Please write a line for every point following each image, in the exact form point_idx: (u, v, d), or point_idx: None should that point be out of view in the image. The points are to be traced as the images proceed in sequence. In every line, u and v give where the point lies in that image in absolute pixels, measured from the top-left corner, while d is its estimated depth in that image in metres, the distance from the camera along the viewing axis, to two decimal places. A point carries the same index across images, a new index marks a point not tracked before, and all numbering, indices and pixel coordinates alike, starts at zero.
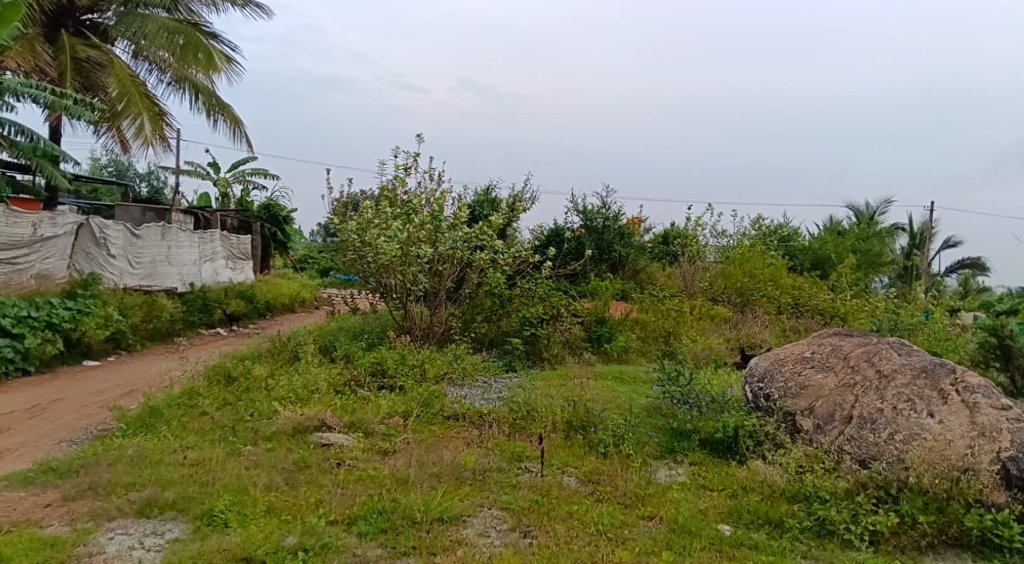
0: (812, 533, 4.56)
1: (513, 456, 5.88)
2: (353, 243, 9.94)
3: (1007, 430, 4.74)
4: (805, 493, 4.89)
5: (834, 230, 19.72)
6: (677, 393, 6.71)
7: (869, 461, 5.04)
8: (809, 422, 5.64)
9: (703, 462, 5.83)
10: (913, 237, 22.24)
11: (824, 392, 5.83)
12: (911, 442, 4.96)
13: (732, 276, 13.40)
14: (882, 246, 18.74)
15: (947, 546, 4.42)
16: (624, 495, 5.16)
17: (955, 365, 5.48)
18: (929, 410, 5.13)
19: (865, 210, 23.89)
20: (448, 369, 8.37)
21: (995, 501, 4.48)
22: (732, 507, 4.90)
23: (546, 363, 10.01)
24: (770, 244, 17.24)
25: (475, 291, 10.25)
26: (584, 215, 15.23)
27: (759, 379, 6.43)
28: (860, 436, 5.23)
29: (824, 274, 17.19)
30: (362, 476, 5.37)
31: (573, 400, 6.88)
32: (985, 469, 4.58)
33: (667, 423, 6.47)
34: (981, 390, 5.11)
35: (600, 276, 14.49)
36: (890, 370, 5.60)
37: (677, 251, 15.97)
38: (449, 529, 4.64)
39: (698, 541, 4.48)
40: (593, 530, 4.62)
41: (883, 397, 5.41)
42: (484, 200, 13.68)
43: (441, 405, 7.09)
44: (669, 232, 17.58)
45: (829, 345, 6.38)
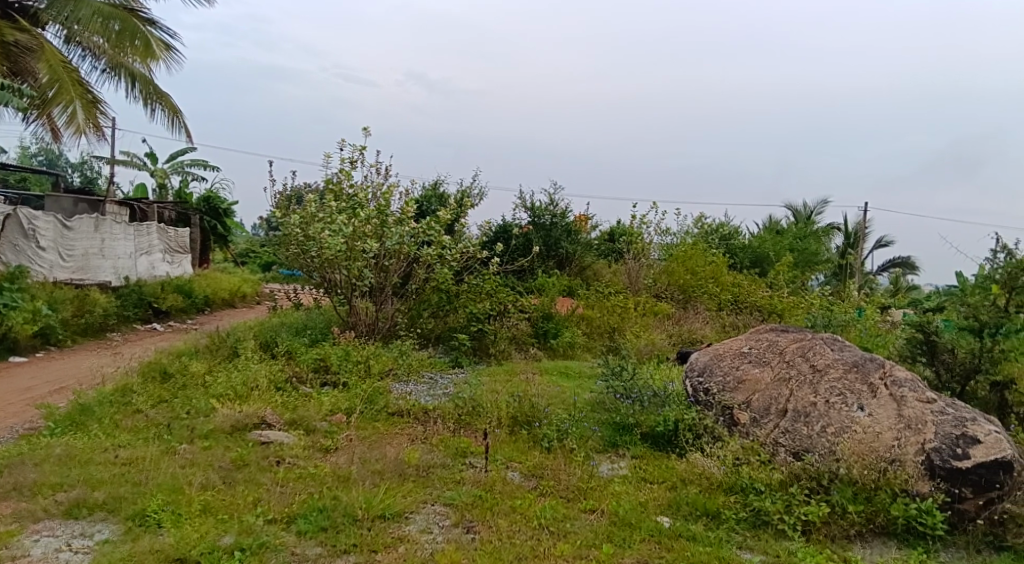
0: (748, 524, 4.69)
1: (457, 452, 5.87)
2: (297, 237, 9.78)
3: (931, 422, 4.92)
4: (741, 484, 5.01)
5: (773, 229, 20.25)
6: (620, 387, 6.80)
7: (802, 453, 5.19)
8: (746, 416, 5.78)
9: (644, 455, 5.93)
10: (847, 236, 22.98)
11: (760, 386, 5.98)
12: (842, 434, 5.12)
13: (675, 273, 13.72)
14: (818, 245, 19.32)
15: (874, 534, 4.58)
16: (567, 489, 5.20)
17: (884, 360, 5.71)
18: (859, 403, 5.31)
19: (803, 209, 24.58)
20: (393, 365, 8.29)
21: (919, 491, 4.63)
22: (672, 499, 5.00)
23: (492, 358, 9.95)
24: (712, 242, 17.60)
25: (422, 287, 10.24)
26: (532, 212, 15.28)
27: (699, 373, 6.53)
28: (794, 428, 5.38)
29: (763, 272, 17.63)
30: (303, 474, 5.28)
31: (518, 395, 6.90)
32: (910, 459, 4.74)
33: (611, 417, 6.55)
34: (908, 384, 5.33)
35: (547, 272, 14.56)
36: (823, 365, 5.80)
37: (623, 248, 16.17)
38: (390, 527, 4.60)
39: (638, 533, 4.55)
40: (535, 524, 4.65)
41: (816, 390, 5.59)
42: (431, 194, 13.60)
43: (385, 401, 7.02)
44: (615, 229, 17.77)
45: (766, 341, 6.58)
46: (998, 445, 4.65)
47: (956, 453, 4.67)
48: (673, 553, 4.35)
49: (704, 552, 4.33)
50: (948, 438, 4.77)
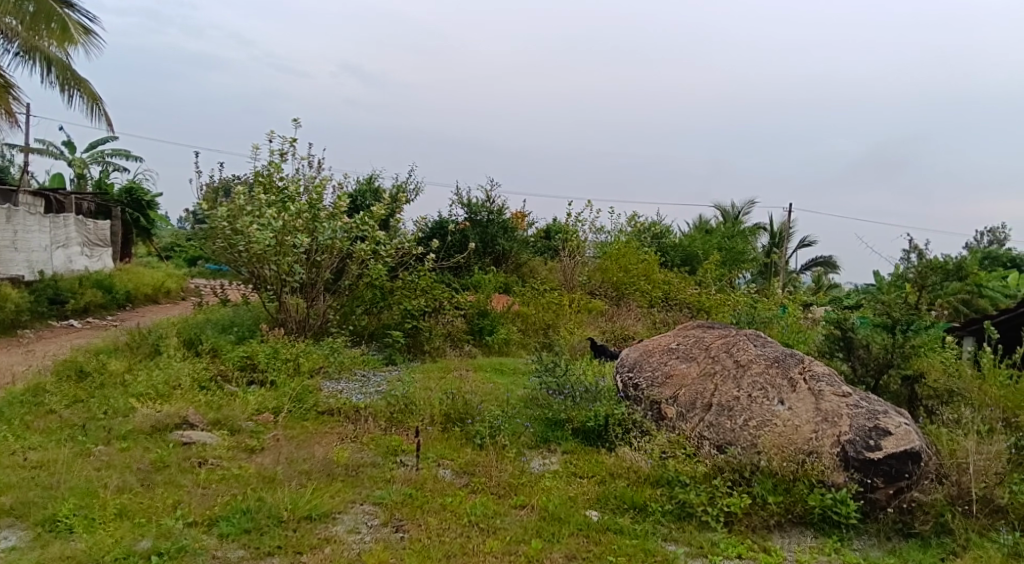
0: (673, 516, 4.80)
1: (388, 450, 5.81)
2: (223, 231, 9.48)
3: (846, 415, 5.12)
4: (667, 477, 5.12)
5: (702, 229, 20.74)
6: (553, 383, 6.86)
7: (726, 447, 5.34)
8: (673, 410, 5.93)
9: (575, 450, 5.99)
10: (773, 236, 23.74)
11: (687, 381, 6.14)
12: (763, 427, 5.28)
13: (609, 271, 13.92)
14: (746, 244, 19.90)
15: (792, 524, 4.74)
16: (498, 485, 5.21)
17: (804, 356, 5.91)
18: (780, 398, 5.49)
19: (731, 210, 25.27)
20: (324, 363, 8.16)
21: (834, 481, 4.80)
22: (601, 493, 5.07)
23: (426, 356, 9.88)
24: (644, 241, 17.91)
25: (355, 284, 10.09)
26: (469, 208, 15.23)
27: (629, 369, 6.78)
28: (718, 422, 5.53)
29: (693, 270, 18.06)
30: (226, 475, 5.14)
31: (451, 392, 6.87)
32: (827, 451, 4.92)
33: (543, 413, 6.60)
34: (825, 379, 5.54)
35: (483, 269, 14.53)
36: (746, 361, 5.97)
37: (558, 245, 16.30)
38: (317, 527, 4.51)
39: (566, 528, 4.59)
40: (465, 521, 4.63)
41: (740, 385, 5.75)
42: (366, 189, 13.41)
43: (315, 400, 6.90)
44: (551, 227, 17.88)
45: (692, 337, 6.77)
46: (907, 437, 4.86)
47: (869, 445, 4.85)
48: (600, 546, 4.40)
49: (630, 545, 4.40)
50: (862, 430, 4.96)
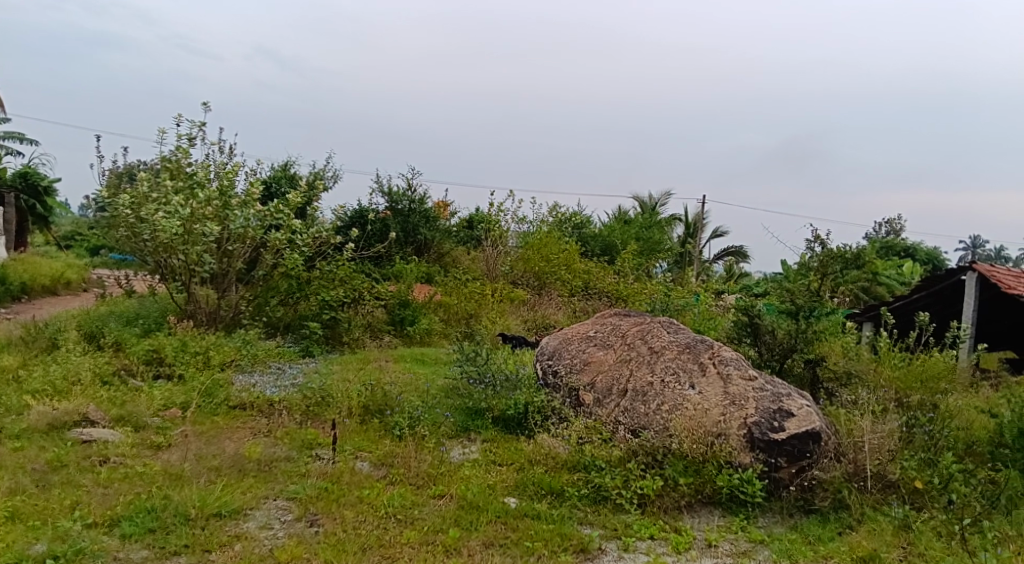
0: (589, 500, 4.89)
1: (303, 444, 5.69)
2: (126, 219, 9.03)
3: (752, 398, 5.31)
4: (583, 463, 5.22)
5: (621, 219, 21.15)
6: (474, 372, 6.85)
7: (639, 430, 5.47)
8: (591, 396, 6.07)
9: (495, 439, 6.02)
10: (688, 226, 24.43)
11: (603, 367, 6.31)
12: (675, 411, 5.44)
13: (531, 261, 14.02)
14: (662, 235, 20.41)
15: (702, 504, 4.91)
16: (417, 476, 5.18)
17: (714, 341, 6.12)
18: (691, 382, 5.67)
19: (648, 200, 25.83)
20: (237, 355, 7.91)
21: (741, 461, 4.99)
22: (519, 480, 5.11)
23: (345, 347, 9.67)
24: (565, 230, 18.11)
25: (270, 273, 9.82)
26: (389, 197, 15.02)
27: (548, 356, 6.90)
28: (633, 407, 5.68)
29: (612, 259, 18.40)
30: (129, 473, 4.92)
31: (370, 383, 6.77)
32: (734, 433, 5.10)
33: (463, 403, 6.60)
34: (733, 363, 5.74)
35: (405, 259, 14.35)
36: (659, 347, 6.16)
37: (480, 235, 16.29)
38: (227, 525, 4.38)
39: (484, 516, 4.61)
40: (382, 513, 4.58)
41: (653, 370, 5.92)
42: (281, 175, 13.05)
43: (226, 394, 6.69)
44: (473, 216, 17.83)
45: (609, 325, 6.95)
46: (808, 418, 5.09)
47: (774, 426, 5.05)
48: (517, 532, 4.44)
49: (547, 530, 4.45)
50: (767, 412, 5.16)
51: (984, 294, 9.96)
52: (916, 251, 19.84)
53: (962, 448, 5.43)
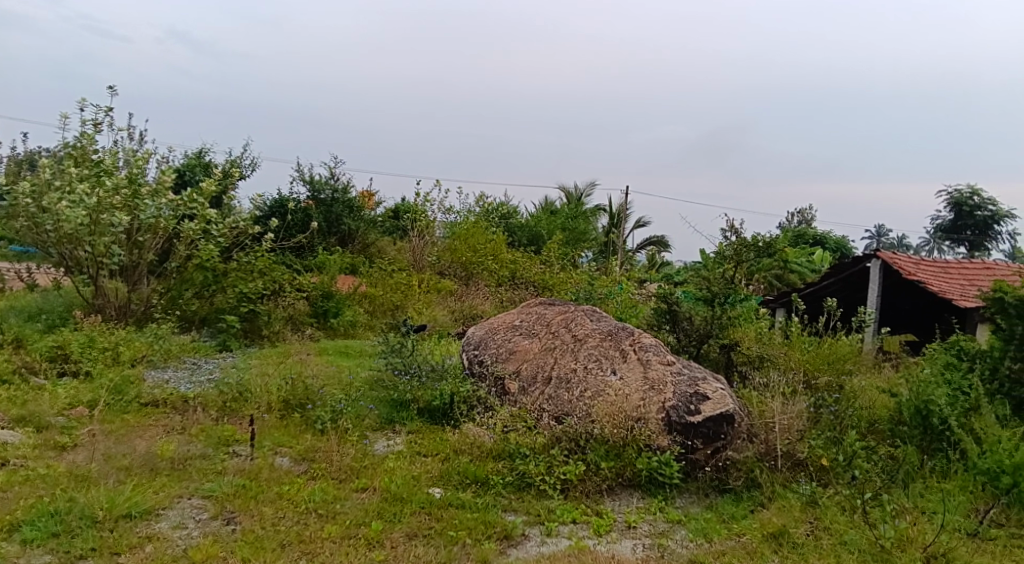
0: (513, 487, 4.93)
1: (220, 440, 5.52)
2: (27, 208, 8.54)
3: (670, 382, 5.48)
4: (508, 451, 5.25)
5: (547, 210, 21.29)
6: (399, 363, 6.79)
7: (563, 417, 5.54)
8: (515, 384, 6.13)
9: (420, 430, 5.98)
10: (612, 217, 24.84)
11: (529, 356, 6.42)
12: (597, 397, 5.55)
13: (458, 251, 13.96)
14: (588, 225, 20.68)
15: (623, 487, 5.02)
16: (339, 470, 5.10)
17: (634, 329, 6.34)
18: (612, 368, 5.84)
19: (574, 191, 26.10)
20: (148, 351, 7.62)
21: (659, 444, 5.12)
22: (444, 470, 5.10)
23: (265, 341, 9.34)
24: (492, 221, 18.13)
25: (183, 265, 9.44)
26: (311, 186, 14.69)
27: (474, 346, 6.96)
28: (557, 394, 5.76)
29: (539, 249, 18.50)
30: (31, 475, 4.68)
31: (291, 377, 6.61)
32: (653, 417, 5.23)
33: (388, 395, 6.52)
34: (652, 349, 5.95)
35: (328, 249, 14.06)
36: (583, 335, 6.35)
37: (406, 225, 16.12)
38: (137, 526, 4.22)
39: (408, 507, 4.58)
40: (302, 508, 4.50)
41: (577, 357, 6.08)
42: (195, 163, 12.59)
43: (137, 391, 6.43)
44: (399, 206, 17.64)
45: (535, 315, 7.11)
46: (723, 401, 5.28)
47: (690, 409, 5.22)
48: (442, 522, 4.42)
49: (471, 519, 4.46)
50: (683, 395, 5.32)
51: (887, 280, 10.48)
52: (826, 240, 20.74)
53: (865, 426, 5.71)
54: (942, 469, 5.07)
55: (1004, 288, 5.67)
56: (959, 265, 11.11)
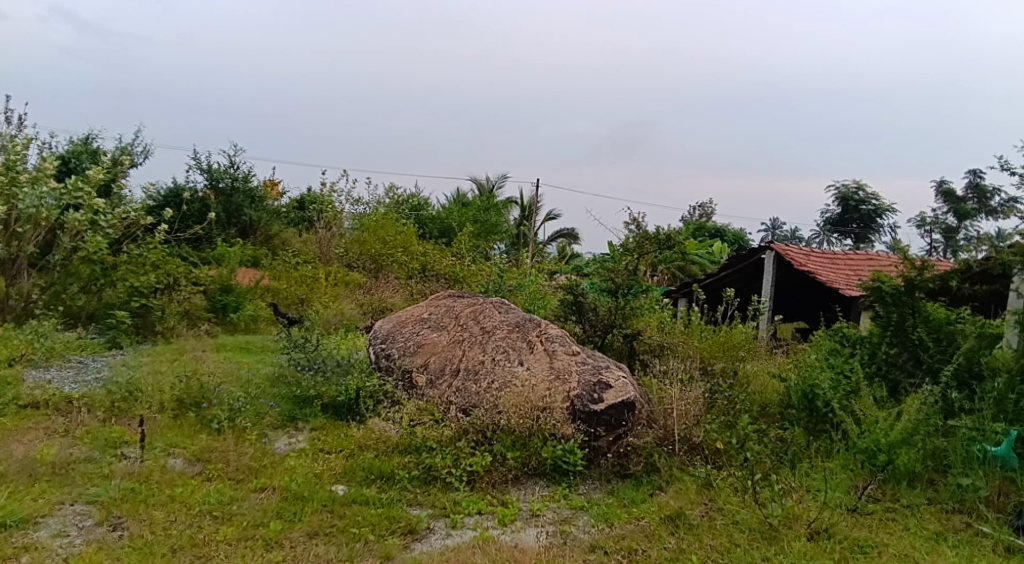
0: (419, 481, 4.90)
1: (107, 443, 5.24)
2: None
3: (575, 372, 5.59)
4: (414, 445, 5.21)
5: (458, 202, 21.20)
6: (303, 359, 6.63)
7: (470, 409, 5.54)
8: (423, 377, 6.10)
9: (323, 426, 5.84)
10: (523, 209, 24.99)
11: (436, 349, 6.40)
12: (504, 388, 5.58)
13: (367, 243, 13.71)
14: (499, 217, 20.75)
15: (528, 476, 5.07)
16: (237, 470, 4.93)
17: (541, 320, 6.42)
18: (519, 359, 5.90)
19: (485, 183, 26.12)
20: (28, 350, 7.15)
21: (564, 433, 5.20)
22: (347, 467, 5.02)
23: (158, 337, 8.92)
24: (402, 212, 17.91)
25: (68, 258, 8.94)
26: (210, 174, 14.10)
27: (381, 340, 6.90)
28: (464, 386, 5.76)
29: (450, 241, 18.42)
30: None
31: (185, 375, 6.34)
32: (558, 406, 5.31)
33: (290, 391, 6.35)
34: (558, 339, 6.05)
35: (228, 241, 13.56)
36: (491, 326, 6.39)
37: (312, 216, 15.71)
38: (13, 536, 3.96)
39: (309, 506, 4.46)
40: (196, 511, 4.32)
41: (485, 349, 6.11)
42: (81, 149, 11.87)
43: (16, 393, 6.02)
44: (305, 196, 17.19)
45: (443, 308, 7.11)
46: (625, 389, 5.41)
47: (594, 397, 5.32)
48: (345, 520, 4.34)
49: (375, 514, 4.39)
50: (587, 385, 5.43)
51: (780, 271, 11.02)
52: (725, 233, 21.61)
53: (757, 410, 5.96)
54: (826, 449, 5.36)
55: (881, 278, 6.03)
56: (845, 257, 11.78)
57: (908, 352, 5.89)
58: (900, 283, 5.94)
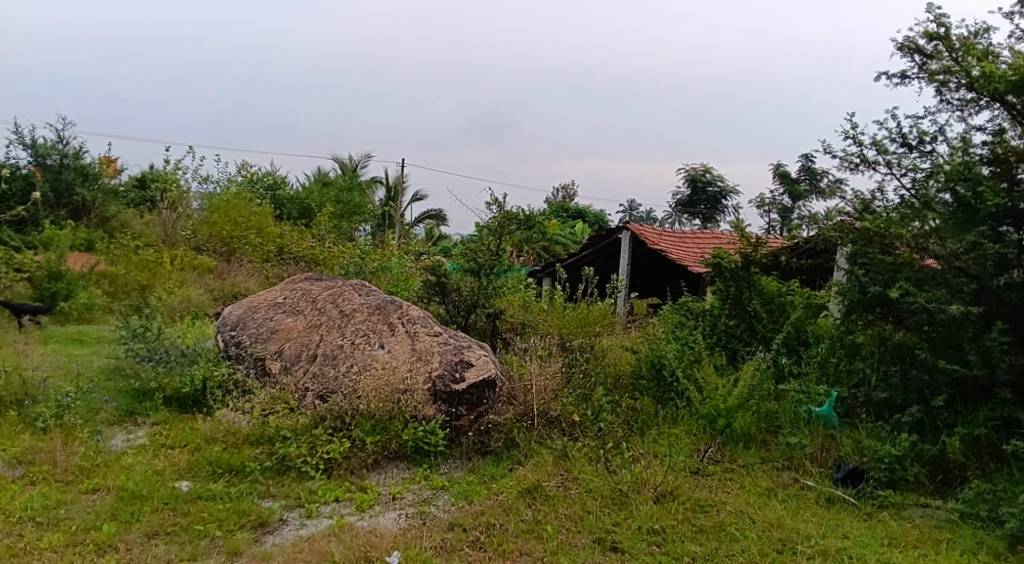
0: (272, 472, 4.72)
1: None
2: None
3: (436, 352, 5.56)
4: (267, 435, 4.99)
5: (320, 181, 20.55)
6: (142, 349, 6.20)
7: (327, 395, 5.38)
8: (277, 364, 5.87)
9: (166, 420, 5.50)
10: (388, 189, 24.62)
11: (292, 334, 6.18)
12: (363, 371, 5.47)
13: (217, 225, 12.98)
14: (362, 197, 20.29)
15: (389, 460, 5.00)
16: (65, 471, 4.54)
17: (402, 302, 6.32)
18: (380, 342, 5.79)
19: (348, 162, 25.47)
20: None
21: (425, 414, 5.16)
22: (192, 462, 4.75)
23: None
24: (257, 192, 17.12)
25: None
26: (34, 150, 12.86)
27: (231, 326, 6.56)
28: (322, 372, 5.60)
29: (310, 222, 17.83)
30: None
31: (5, 371, 5.77)
32: (419, 388, 5.26)
33: (129, 384, 5.93)
34: (420, 321, 5.99)
35: (57, 223, 12.46)
36: (350, 310, 6.23)
37: (155, 195, 14.69)
38: None
39: (149, 505, 4.18)
40: (16, 518, 3.95)
41: (343, 333, 5.95)
42: None
43: None
44: (146, 175, 16.14)
45: (300, 291, 6.86)
46: (486, 367, 5.45)
47: (455, 377, 5.32)
48: (189, 517, 4.10)
49: (222, 509, 4.18)
50: (449, 364, 5.42)
51: (635, 250, 11.46)
52: (586, 213, 22.25)
53: (611, 382, 6.17)
54: (672, 416, 5.65)
55: (722, 255, 6.40)
56: (694, 236, 12.44)
57: (745, 323, 6.34)
58: (738, 260, 6.37)
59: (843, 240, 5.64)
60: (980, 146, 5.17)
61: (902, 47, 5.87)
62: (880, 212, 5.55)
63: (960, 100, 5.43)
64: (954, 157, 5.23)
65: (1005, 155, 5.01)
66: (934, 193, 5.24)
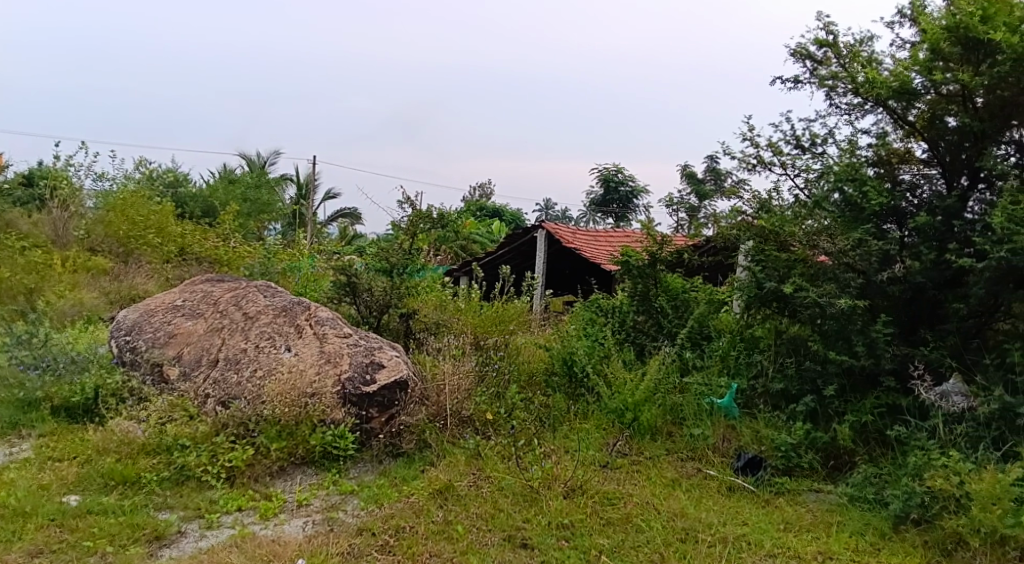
0: (170, 482, 4.53)
1: None
2: None
3: (345, 355, 5.45)
4: (164, 444, 4.78)
5: (226, 178, 19.88)
6: (27, 357, 5.87)
7: (230, 401, 5.19)
8: (176, 371, 5.63)
9: (54, 432, 5.19)
10: (300, 187, 24.07)
11: (192, 338, 5.94)
12: (268, 376, 5.31)
13: (112, 224, 12.29)
14: (272, 195, 19.72)
15: (296, 465, 4.88)
16: None
17: (310, 303, 6.17)
18: (286, 345, 5.64)
19: (257, 159, 24.75)
20: None
21: (333, 418, 5.06)
22: (82, 476, 4.50)
23: None
24: (157, 189, 16.39)
25: None
26: None
27: (125, 330, 6.23)
28: (224, 377, 5.40)
29: (214, 221, 17.20)
30: None
31: None
32: (327, 392, 5.15)
33: (13, 395, 5.61)
34: (328, 322, 5.86)
35: None
36: (254, 312, 6.03)
37: (43, 193, 13.86)
38: None
39: (32, 522, 3.94)
40: None
41: (247, 337, 5.77)
42: None
43: None
44: (33, 172, 15.24)
45: (200, 293, 6.59)
46: (397, 367, 5.38)
47: (365, 379, 5.24)
48: (77, 533, 3.88)
49: (114, 524, 3.98)
50: (359, 366, 5.33)
51: (550, 248, 11.59)
52: (502, 212, 22.36)
53: (524, 379, 6.21)
54: (583, 412, 5.74)
55: (630, 253, 6.55)
56: (607, 235, 12.70)
57: (652, 319, 6.53)
58: (645, 257, 6.55)
59: (742, 237, 5.86)
60: (866, 148, 5.49)
61: (795, 53, 6.13)
62: (776, 211, 5.79)
63: (847, 104, 5.71)
64: (843, 158, 5.52)
65: (887, 157, 5.41)
66: (825, 192, 5.50)
